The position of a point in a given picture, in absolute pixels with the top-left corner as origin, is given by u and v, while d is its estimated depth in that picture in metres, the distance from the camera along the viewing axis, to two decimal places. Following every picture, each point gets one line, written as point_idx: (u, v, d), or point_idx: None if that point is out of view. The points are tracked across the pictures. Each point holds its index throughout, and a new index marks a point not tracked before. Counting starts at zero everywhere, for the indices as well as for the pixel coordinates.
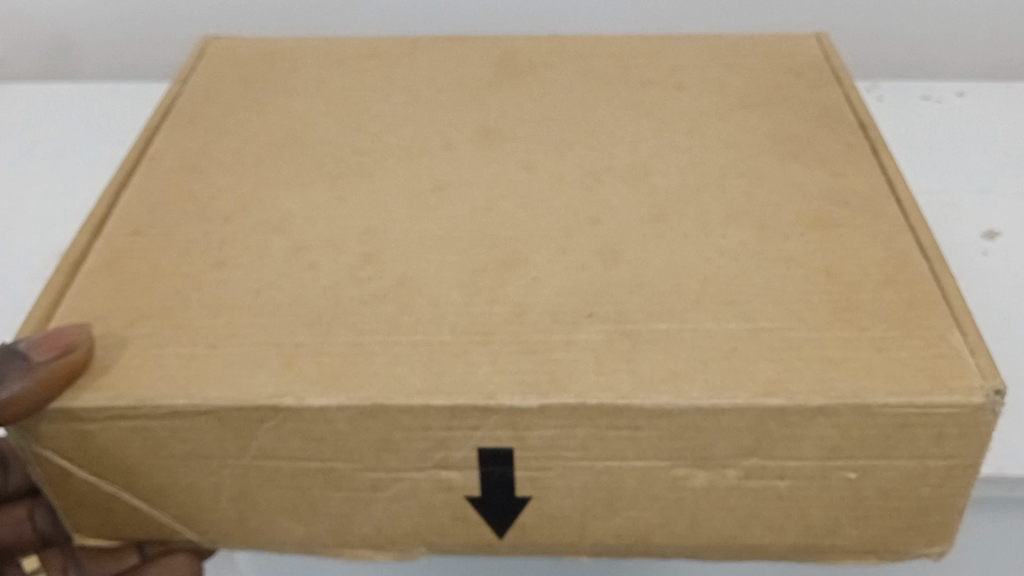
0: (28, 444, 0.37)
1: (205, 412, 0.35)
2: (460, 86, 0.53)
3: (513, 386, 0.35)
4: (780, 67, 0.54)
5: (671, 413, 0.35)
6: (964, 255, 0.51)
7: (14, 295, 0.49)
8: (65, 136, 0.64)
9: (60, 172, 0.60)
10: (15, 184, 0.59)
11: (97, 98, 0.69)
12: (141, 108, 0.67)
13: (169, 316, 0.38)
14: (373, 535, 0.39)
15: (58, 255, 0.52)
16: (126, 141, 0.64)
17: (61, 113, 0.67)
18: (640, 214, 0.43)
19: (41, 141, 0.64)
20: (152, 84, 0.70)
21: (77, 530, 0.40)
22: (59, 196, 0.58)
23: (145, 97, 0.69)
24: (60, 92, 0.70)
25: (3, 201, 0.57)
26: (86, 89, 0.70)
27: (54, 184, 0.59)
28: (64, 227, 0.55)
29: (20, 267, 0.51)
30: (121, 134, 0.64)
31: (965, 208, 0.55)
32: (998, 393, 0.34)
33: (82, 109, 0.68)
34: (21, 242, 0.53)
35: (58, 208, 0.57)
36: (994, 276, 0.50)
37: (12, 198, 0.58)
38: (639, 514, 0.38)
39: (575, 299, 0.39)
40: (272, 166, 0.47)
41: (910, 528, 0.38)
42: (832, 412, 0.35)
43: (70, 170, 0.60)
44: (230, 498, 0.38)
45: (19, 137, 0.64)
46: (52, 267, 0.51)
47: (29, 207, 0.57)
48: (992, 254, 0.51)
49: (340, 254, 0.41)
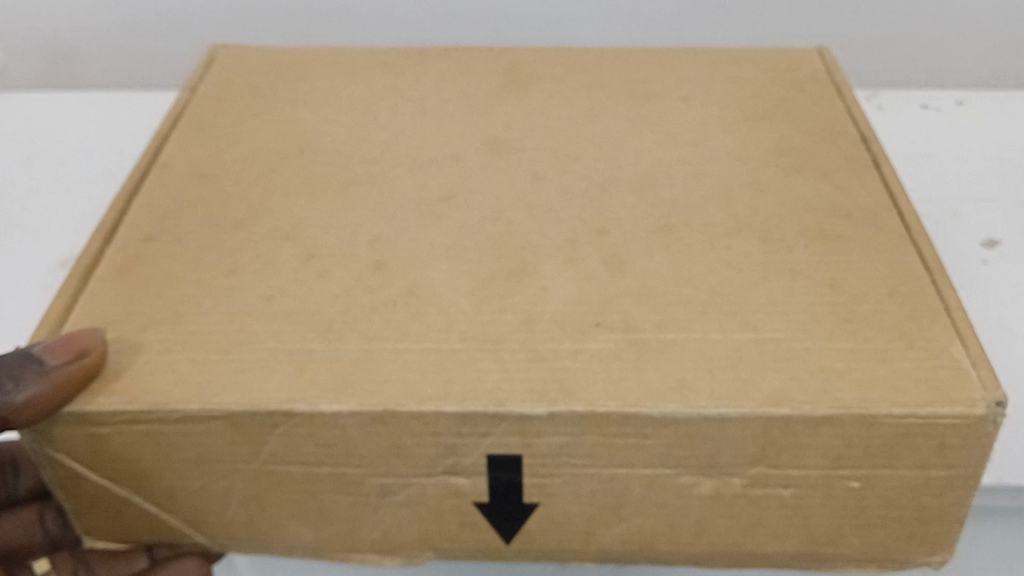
0: (41, 446, 0.37)
1: (217, 417, 0.36)
2: (468, 96, 0.54)
3: (523, 393, 0.36)
4: (784, 80, 0.54)
5: (678, 421, 0.35)
6: (963, 264, 0.52)
7: (22, 302, 0.50)
8: (72, 144, 0.65)
9: (67, 181, 0.60)
10: (23, 193, 0.59)
11: (101, 108, 0.69)
12: (147, 117, 0.68)
13: (181, 322, 0.39)
14: (381, 540, 0.40)
15: (66, 263, 0.53)
16: (132, 150, 0.64)
17: (65, 123, 0.67)
18: (646, 225, 0.43)
19: (47, 149, 0.64)
20: (158, 95, 0.71)
21: (87, 533, 0.41)
22: (64, 206, 0.58)
23: (151, 107, 0.69)
24: (65, 100, 0.70)
25: (10, 209, 0.58)
26: (91, 99, 0.70)
27: (61, 193, 0.59)
28: (71, 236, 0.55)
29: (29, 274, 0.52)
30: (128, 144, 0.65)
31: (965, 218, 0.56)
32: (999, 404, 0.34)
33: (88, 119, 0.68)
34: (26, 253, 0.53)
35: (66, 217, 0.57)
36: (991, 284, 0.51)
37: (16, 208, 0.58)
38: (644, 521, 0.38)
39: (582, 309, 0.39)
40: (281, 173, 0.47)
41: (911, 537, 0.39)
42: (836, 422, 0.35)
43: (78, 179, 0.61)
44: (240, 502, 0.39)
45: (26, 144, 0.65)
46: (60, 276, 0.52)
47: (36, 215, 0.57)
48: (992, 263, 0.52)
49: (350, 261, 0.41)
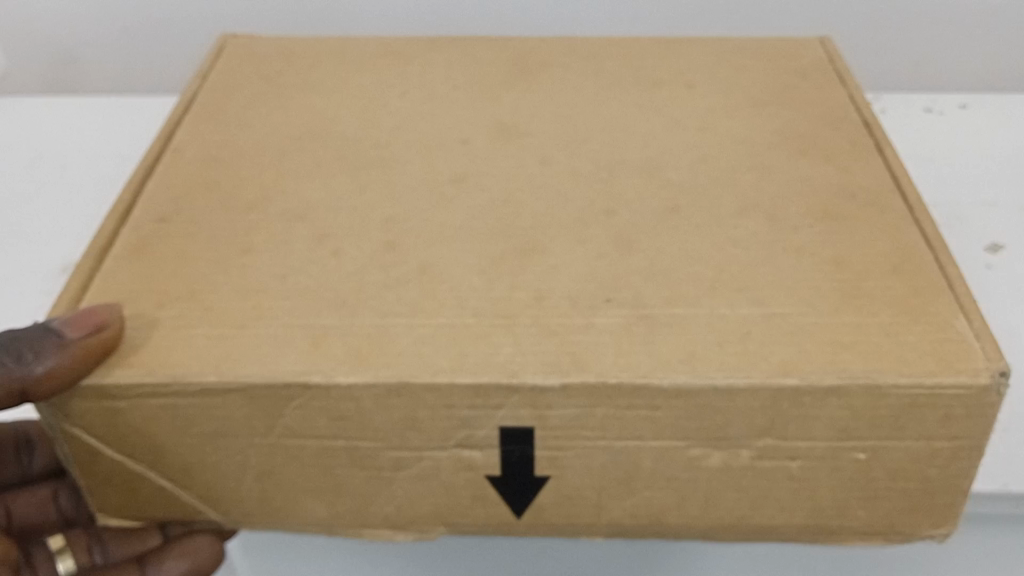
0: (58, 421, 0.38)
1: (234, 390, 0.36)
2: (475, 84, 0.54)
3: (536, 366, 0.36)
4: (786, 69, 0.55)
5: (689, 393, 0.36)
6: (970, 270, 0.53)
7: (25, 309, 0.50)
8: (74, 148, 0.65)
9: (68, 187, 0.61)
10: (23, 199, 0.60)
11: (101, 113, 0.70)
12: (148, 122, 0.68)
13: (197, 298, 0.39)
14: (394, 515, 0.40)
15: (67, 269, 0.53)
16: (132, 156, 0.64)
17: (66, 128, 0.68)
18: (653, 206, 0.44)
19: (48, 155, 0.64)
20: (158, 101, 0.71)
21: (101, 511, 0.41)
22: (65, 211, 0.58)
23: (152, 113, 0.70)
24: (65, 106, 0.71)
25: (11, 215, 0.58)
26: (91, 103, 0.71)
27: (61, 199, 0.60)
28: (72, 242, 0.55)
29: (31, 281, 0.52)
30: (129, 149, 0.65)
31: (971, 223, 0.57)
32: (1003, 375, 0.35)
33: (90, 124, 0.68)
34: (27, 258, 0.54)
35: (66, 223, 0.57)
36: (996, 289, 0.52)
37: (17, 214, 0.58)
38: (654, 494, 0.39)
39: (592, 286, 0.40)
40: (292, 158, 0.48)
41: (916, 510, 0.39)
42: (843, 393, 0.36)
43: (78, 184, 0.61)
44: (255, 477, 0.39)
45: (25, 150, 0.65)
46: (61, 283, 0.52)
47: (37, 221, 0.57)
48: (995, 268, 0.53)
49: (362, 241, 0.42)
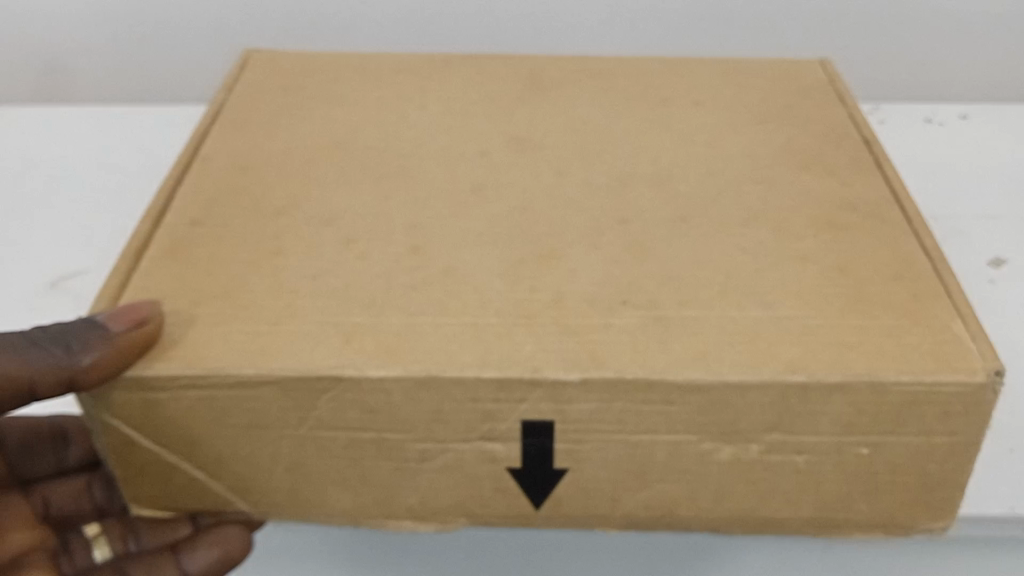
0: (99, 413, 0.39)
1: (269, 382, 0.38)
2: (491, 99, 0.57)
3: (557, 362, 0.38)
4: (789, 88, 0.58)
5: (702, 388, 0.38)
6: (974, 283, 0.56)
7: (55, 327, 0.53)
8: (98, 169, 0.68)
9: (93, 206, 0.64)
10: (51, 218, 0.62)
11: (124, 134, 0.73)
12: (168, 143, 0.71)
13: (231, 297, 0.41)
14: (417, 507, 0.42)
15: (94, 291, 0.56)
16: (154, 178, 0.67)
17: (90, 148, 0.71)
18: (664, 216, 0.46)
19: (73, 174, 0.67)
20: (179, 121, 0.74)
21: (134, 501, 0.43)
22: (91, 232, 0.61)
23: (173, 134, 0.72)
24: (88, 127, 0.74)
25: (39, 234, 0.61)
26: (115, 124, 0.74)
27: (87, 220, 0.62)
28: (99, 263, 0.58)
29: (60, 300, 0.55)
30: (151, 170, 0.68)
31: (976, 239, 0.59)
32: (998, 373, 0.37)
33: (114, 144, 0.71)
34: (56, 280, 0.57)
35: (92, 245, 0.60)
36: (1000, 304, 0.54)
37: (46, 233, 0.61)
38: (667, 487, 0.41)
39: (609, 289, 0.42)
40: (317, 167, 0.50)
41: (915, 503, 0.41)
42: (848, 389, 0.38)
43: (104, 204, 0.64)
44: (285, 468, 0.41)
45: (51, 169, 0.68)
46: (88, 303, 0.55)
47: (65, 241, 0.60)
48: (999, 283, 0.56)
49: (388, 245, 0.44)
